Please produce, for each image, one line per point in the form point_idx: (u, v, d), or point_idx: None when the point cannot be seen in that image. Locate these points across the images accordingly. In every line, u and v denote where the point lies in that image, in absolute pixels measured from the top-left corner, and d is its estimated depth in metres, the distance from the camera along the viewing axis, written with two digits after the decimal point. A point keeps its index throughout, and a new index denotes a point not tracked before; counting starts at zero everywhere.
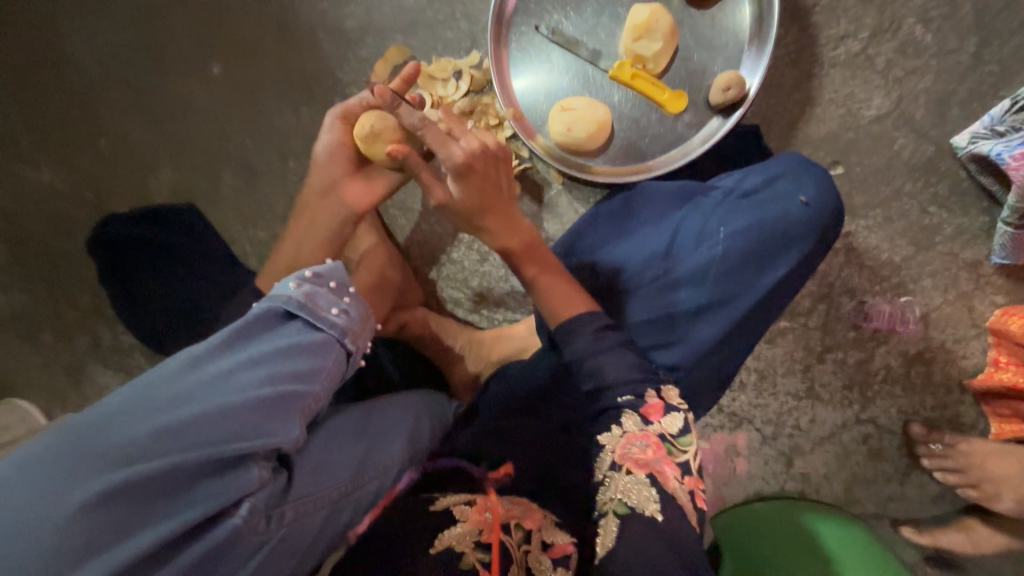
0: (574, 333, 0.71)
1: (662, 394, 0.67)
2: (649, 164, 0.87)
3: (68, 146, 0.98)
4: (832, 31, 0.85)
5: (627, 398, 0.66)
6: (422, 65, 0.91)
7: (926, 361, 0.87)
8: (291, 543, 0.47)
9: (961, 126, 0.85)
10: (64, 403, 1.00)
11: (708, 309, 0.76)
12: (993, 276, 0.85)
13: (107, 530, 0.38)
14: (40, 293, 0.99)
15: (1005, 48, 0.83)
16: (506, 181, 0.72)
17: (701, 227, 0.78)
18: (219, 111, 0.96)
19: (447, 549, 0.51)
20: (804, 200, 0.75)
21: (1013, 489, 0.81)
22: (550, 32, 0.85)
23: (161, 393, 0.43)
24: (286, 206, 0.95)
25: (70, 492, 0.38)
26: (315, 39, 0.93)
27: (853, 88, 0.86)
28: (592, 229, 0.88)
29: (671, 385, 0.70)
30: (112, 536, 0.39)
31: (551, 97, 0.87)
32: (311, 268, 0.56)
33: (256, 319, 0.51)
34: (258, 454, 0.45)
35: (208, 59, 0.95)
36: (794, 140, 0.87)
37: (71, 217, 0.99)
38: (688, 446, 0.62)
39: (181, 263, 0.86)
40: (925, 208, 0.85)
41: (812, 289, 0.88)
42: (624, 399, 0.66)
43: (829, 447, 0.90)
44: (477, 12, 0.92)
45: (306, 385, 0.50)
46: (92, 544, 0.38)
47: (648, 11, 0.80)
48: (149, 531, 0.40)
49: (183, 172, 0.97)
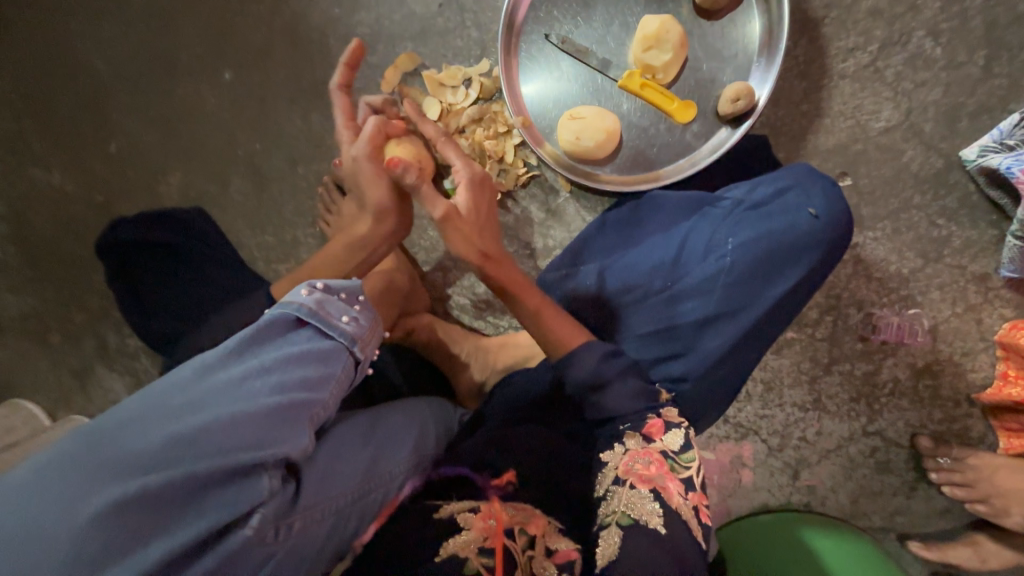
0: (578, 359, 0.71)
1: (662, 414, 0.69)
2: (657, 173, 0.87)
3: (80, 149, 0.99)
4: (841, 43, 0.85)
5: (627, 423, 0.69)
6: (433, 73, 0.91)
7: (934, 374, 0.87)
8: (299, 550, 0.48)
9: (970, 139, 0.84)
10: (73, 404, 1.00)
11: (716, 320, 0.76)
12: (1002, 289, 0.85)
13: (122, 539, 0.39)
14: (49, 295, 0.99)
15: (1014, 61, 0.83)
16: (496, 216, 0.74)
17: (709, 237, 0.78)
18: (229, 116, 0.96)
19: (451, 557, 0.50)
20: (814, 212, 0.74)
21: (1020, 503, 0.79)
22: (561, 41, 0.85)
23: (174, 400, 0.44)
24: (294, 212, 0.96)
25: (84, 501, 0.39)
26: (326, 46, 0.94)
27: (862, 100, 0.86)
28: (599, 237, 0.90)
29: (671, 406, 0.72)
30: (127, 543, 0.39)
31: (560, 106, 0.88)
32: (322, 279, 0.57)
33: (268, 325, 0.51)
34: (268, 463, 0.45)
35: (219, 64, 0.96)
36: (802, 150, 0.87)
37: (81, 220, 0.99)
38: (690, 462, 0.64)
39: (191, 267, 0.87)
40: (934, 220, 0.85)
41: (819, 300, 0.88)
42: (624, 425, 0.68)
43: (836, 459, 0.89)
44: (487, 20, 0.92)
45: (315, 394, 0.50)
46: (108, 551, 0.39)
47: (658, 21, 0.80)
48: (164, 541, 0.40)
49: (193, 176, 0.98)
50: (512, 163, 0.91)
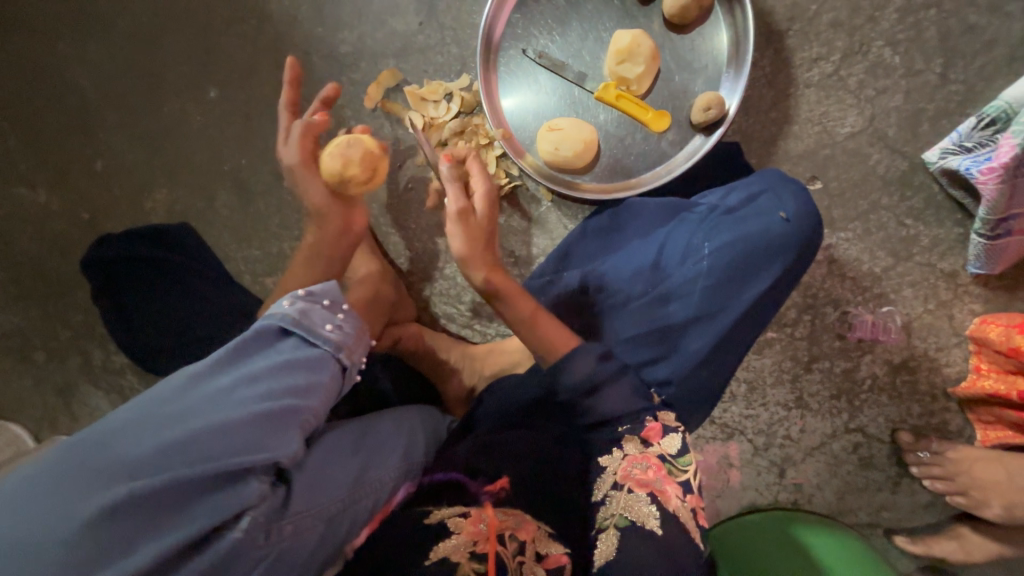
0: (574, 359, 0.71)
1: (659, 418, 0.71)
2: (635, 181, 0.90)
3: (66, 168, 0.99)
4: (805, 54, 0.89)
5: (624, 425, 0.69)
6: (415, 88, 0.94)
7: (911, 369, 0.89)
8: (288, 558, 0.48)
9: (931, 142, 0.88)
10: (57, 424, 0.99)
11: (697, 321, 0.78)
12: (970, 285, 0.88)
13: (112, 544, 0.39)
14: (32, 314, 0.99)
15: (969, 68, 0.88)
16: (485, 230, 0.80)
17: (687, 242, 0.81)
18: (215, 133, 0.98)
19: (441, 560, 0.50)
20: (784, 216, 0.76)
21: (1000, 494, 0.80)
22: (538, 55, 0.89)
23: (163, 409, 0.45)
24: (280, 225, 0.97)
25: (74, 507, 0.39)
26: (310, 65, 0.97)
27: (828, 107, 0.89)
28: (580, 244, 0.91)
29: (665, 410, 0.73)
30: (118, 548, 0.40)
31: (539, 118, 0.90)
32: (304, 288, 0.57)
33: (254, 336, 0.52)
34: (257, 469, 0.46)
35: (205, 84, 0.98)
36: (773, 156, 0.91)
37: (67, 238, 0.99)
38: (687, 466, 0.65)
39: (179, 282, 0.88)
40: (902, 220, 0.88)
41: (797, 300, 0.90)
42: (622, 428, 0.69)
43: (820, 456, 0.91)
44: (467, 37, 0.95)
45: (304, 399, 0.51)
46: (99, 555, 0.39)
47: (630, 35, 0.83)
48: (153, 544, 0.41)
49: (180, 192, 0.99)
50: (494, 173, 0.93)
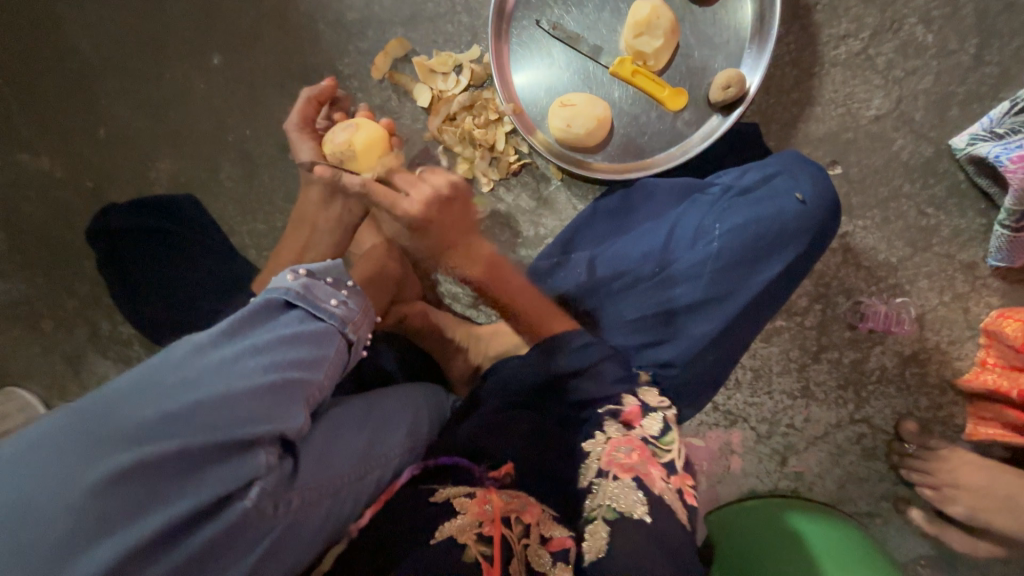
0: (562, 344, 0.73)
1: (640, 399, 0.70)
2: (649, 161, 0.86)
3: (68, 134, 0.98)
4: (833, 30, 0.85)
5: (605, 406, 0.69)
6: (423, 59, 0.91)
7: (921, 362, 0.88)
8: (297, 531, 0.46)
9: (960, 128, 0.85)
10: (65, 392, 1.00)
11: (702, 305, 0.76)
12: (989, 278, 0.86)
13: (119, 511, 0.38)
14: (38, 281, 0.99)
15: (1005, 50, 0.83)
16: (469, 215, 0.74)
17: (698, 223, 0.79)
18: (218, 101, 0.96)
19: (448, 541, 0.50)
20: (800, 197, 0.75)
21: (970, 496, 0.82)
22: (552, 26, 0.85)
23: (169, 376, 0.43)
24: (286, 199, 0.95)
25: (80, 473, 0.37)
26: (315, 31, 0.94)
27: (853, 88, 0.86)
28: (589, 226, 0.90)
29: (649, 387, 0.73)
30: (125, 516, 0.38)
31: (552, 93, 0.87)
32: (306, 265, 0.56)
33: (256, 309, 0.50)
34: (264, 440, 0.44)
35: (209, 49, 0.95)
36: (794, 138, 0.88)
37: (71, 206, 0.99)
38: (670, 446, 0.64)
39: (183, 254, 0.87)
40: (923, 209, 0.86)
41: (808, 289, 0.88)
42: (602, 409, 0.69)
43: (823, 446, 0.90)
44: (478, 6, 0.92)
45: (310, 373, 0.50)
46: (106, 523, 0.37)
47: (650, 7, 0.80)
48: (162, 511, 0.39)
49: (183, 162, 0.97)
50: (502, 151, 0.91)
